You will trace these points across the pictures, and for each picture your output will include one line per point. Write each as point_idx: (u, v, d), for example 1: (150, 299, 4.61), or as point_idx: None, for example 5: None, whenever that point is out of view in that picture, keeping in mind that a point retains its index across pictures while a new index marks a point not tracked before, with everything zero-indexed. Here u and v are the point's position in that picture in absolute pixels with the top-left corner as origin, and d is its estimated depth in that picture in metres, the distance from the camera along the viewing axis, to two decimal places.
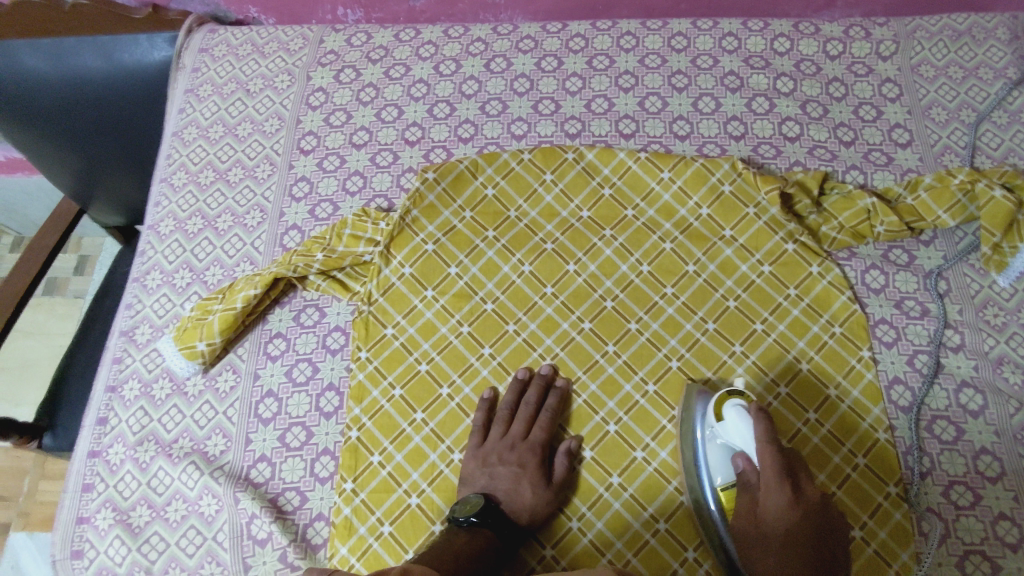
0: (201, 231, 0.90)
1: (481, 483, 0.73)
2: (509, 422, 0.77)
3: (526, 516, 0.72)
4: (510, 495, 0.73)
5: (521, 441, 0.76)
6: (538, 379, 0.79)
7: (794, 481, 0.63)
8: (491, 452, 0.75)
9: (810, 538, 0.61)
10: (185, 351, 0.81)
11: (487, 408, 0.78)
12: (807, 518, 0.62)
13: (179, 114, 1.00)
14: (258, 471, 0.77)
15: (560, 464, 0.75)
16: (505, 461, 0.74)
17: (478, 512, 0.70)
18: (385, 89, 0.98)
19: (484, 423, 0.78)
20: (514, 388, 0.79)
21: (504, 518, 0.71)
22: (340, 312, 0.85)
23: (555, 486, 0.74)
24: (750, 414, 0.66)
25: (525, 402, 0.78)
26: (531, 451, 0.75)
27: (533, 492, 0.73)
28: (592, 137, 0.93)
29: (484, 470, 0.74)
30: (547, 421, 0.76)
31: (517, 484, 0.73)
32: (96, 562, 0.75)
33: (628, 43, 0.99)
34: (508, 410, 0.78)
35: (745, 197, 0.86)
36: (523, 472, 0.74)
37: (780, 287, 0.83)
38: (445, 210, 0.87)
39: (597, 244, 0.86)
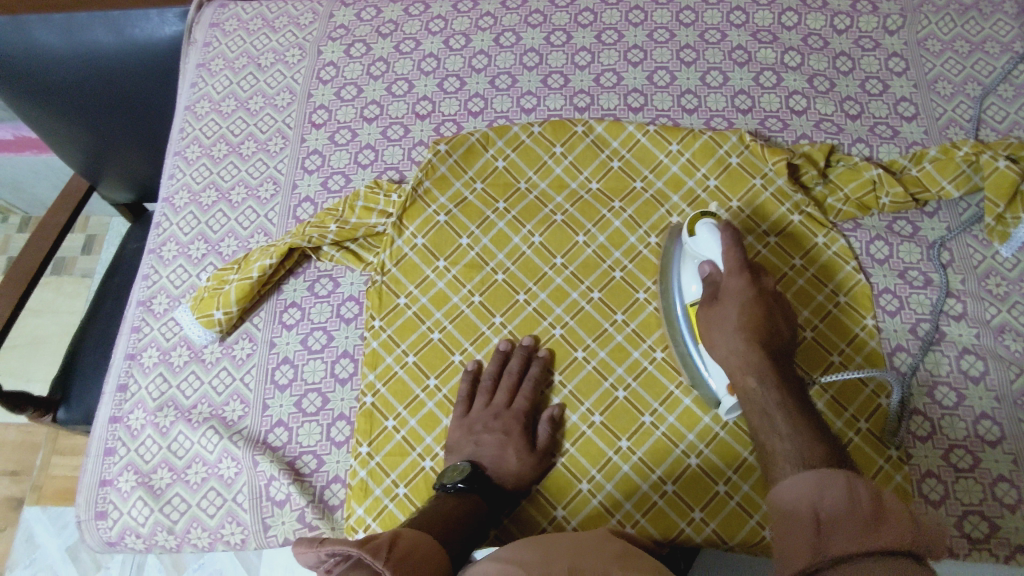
0: (215, 203, 0.92)
1: (467, 451, 0.75)
2: (493, 392, 0.79)
3: (512, 481, 0.74)
4: (495, 461, 0.74)
5: (505, 410, 0.77)
6: (519, 350, 0.81)
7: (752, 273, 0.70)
8: (476, 421, 0.77)
9: (763, 323, 0.68)
10: (202, 320, 0.83)
11: (472, 378, 0.80)
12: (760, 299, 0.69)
13: (191, 88, 1.00)
14: (276, 435, 0.79)
15: (543, 431, 0.77)
16: (490, 429, 0.76)
17: (465, 479, 0.72)
18: (395, 63, 0.99)
19: (469, 393, 0.79)
20: (497, 358, 0.80)
21: (491, 484, 0.73)
22: (353, 282, 0.86)
23: (539, 452, 0.76)
24: (719, 227, 0.73)
25: (508, 372, 0.79)
26: (515, 418, 0.77)
27: (517, 458, 0.74)
28: (601, 110, 0.94)
29: (469, 439, 0.76)
30: (530, 389, 0.78)
31: (502, 451, 0.75)
32: (119, 522, 0.77)
33: (636, 18, 1.00)
34: (491, 381, 0.79)
35: (752, 169, 0.87)
36: (508, 439, 0.75)
37: (786, 257, 0.84)
38: (457, 181, 0.88)
39: (606, 216, 0.87)
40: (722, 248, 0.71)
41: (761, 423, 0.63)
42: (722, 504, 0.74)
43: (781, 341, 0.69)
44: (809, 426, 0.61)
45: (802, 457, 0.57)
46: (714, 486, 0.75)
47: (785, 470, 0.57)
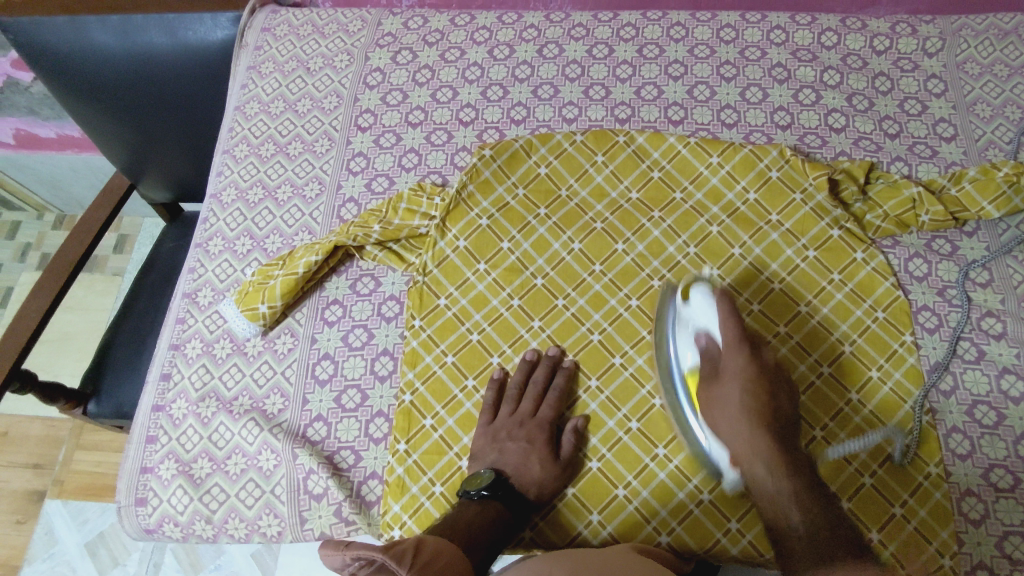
0: (262, 201, 0.94)
1: (491, 459, 0.75)
2: (518, 401, 0.79)
3: (535, 490, 0.74)
4: (518, 470, 0.75)
5: (529, 419, 0.78)
6: (546, 360, 0.81)
7: (751, 348, 0.73)
8: (500, 429, 0.78)
9: (767, 405, 0.70)
10: (247, 313, 0.84)
11: (497, 386, 0.80)
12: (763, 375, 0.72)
13: (241, 89, 1.03)
14: (315, 430, 0.80)
15: (567, 442, 0.77)
16: (515, 437, 0.77)
17: (488, 486, 0.72)
18: (440, 71, 1.01)
19: (494, 401, 0.80)
20: (524, 369, 0.81)
21: (514, 493, 0.73)
22: (395, 281, 0.88)
23: (562, 461, 0.76)
24: (717, 295, 0.75)
25: (533, 381, 0.80)
26: (539, 428, 0.77)
27: (541, 467, 0.75)
28: (642, 122, 0.96)
29: (493, 446, 0.76)
30: (555, 398, 0.79)
31: (526, 459, 0.75)
32: (159, 510, 0.78)
33: (677, 34, 1.02)
34: (517, 389, 0.80)
35: (792, 183, 0.88)
36: (531, 447, 0.76)
37: (824, 271, 0.85)
38: (499, 186, 0.90)
39: (646, 225, 0.88)
40: (720, 320, 0.74)
41: (772, 512, 0.66)
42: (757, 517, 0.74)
43: (785, 418, 0.71)
44: (816, 504, 0.65)
45: (815, 539, 0.62)
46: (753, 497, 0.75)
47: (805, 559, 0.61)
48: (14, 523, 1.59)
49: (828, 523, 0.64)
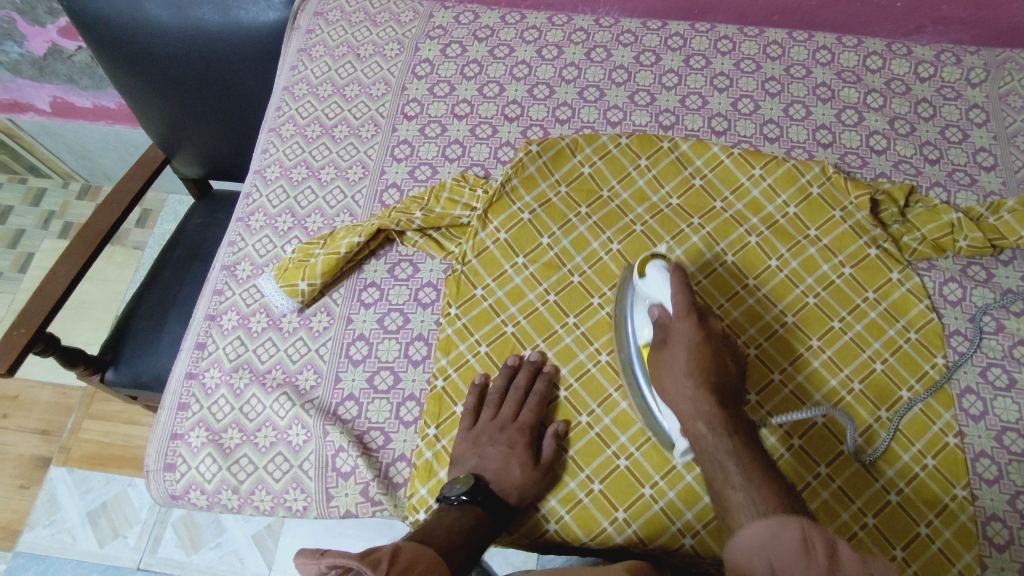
0: (305, 180, 0.95)
1: (471, 463, 0.74)
2: (499, 406, 0.79)
3: (515, 495, 0.73)
4: (499, 474, 0.73)
5: (511, 423, 0.77)
6: (527, 365, 0.81)
7: (700, 316, 0.70)
8: (481, 434, 0.76)
9: (711, 365, 0.68)
10: (286, 289, 0.85)
11: (477, 393, 0.79)
12: (709, 345, 0.69)
13: (291, 70, 1.04)
14: (346, 408, 0.80)
15: (548, 446, 0.76)
16: (495, 442, 0.75)
17: (468, 491, 0.70)
18: (489, 67, 1.02)
19: (474, 406, 0.79)
20: (505, 374, 0.80)
21: (495, 498, 0.71)
22: (433, 269, 0.88)
23: (542, 467, 0.75)
24: (670, 269, 0.72)
25: (514, 387, 0.79)
26: (520, 432, 0.76)
27: (522, 471, 0.74)
28: (685, 130, 0.97)
29: (474, 451, 0.75)
30: (536, 403, 0.78)
31: (507, 463, 0.74)
32: (186, 476, 0.79)
33: (725, 47, 1.04)
34: (497, 394, 0.79)
35: (833, 200, 0.89)
36: (512, 452, 0.75)
37: (859, 289, 0.86)
38: (543, 182, 0.90)
39: (685, 231, 0.89)
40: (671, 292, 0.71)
41: (710, 470, 0.64)
42: None
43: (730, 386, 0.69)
44: (759, 472, 0.62)
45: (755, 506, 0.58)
46: None
47: (739, 515, 0.59)
48: (17, 487, 1.59)
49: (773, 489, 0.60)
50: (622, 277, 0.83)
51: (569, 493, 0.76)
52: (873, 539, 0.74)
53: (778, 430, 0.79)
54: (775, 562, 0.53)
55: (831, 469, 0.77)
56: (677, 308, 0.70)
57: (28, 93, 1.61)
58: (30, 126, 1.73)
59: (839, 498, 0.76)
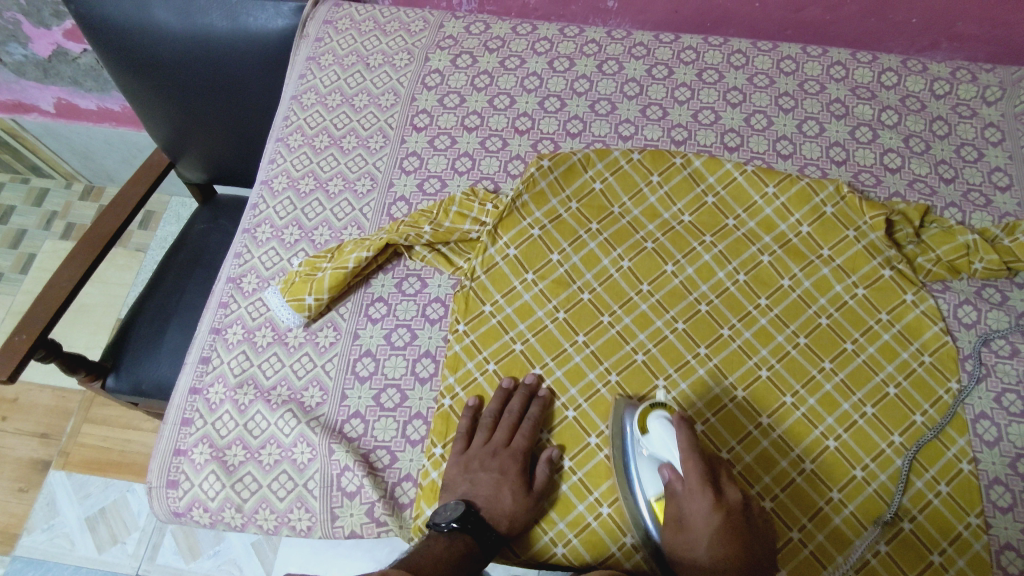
0: (313, 191, 0.94)
1: (462, 489, 0.74)
2: (493, 430, 0.78)
3: (505, 523, 0.72)
4: (489, 502, 0.73)
5: (503, 448, 0.76)
6: (522, 388, 0.80)
7: (716, 485, 0.66)
8: (474, 459, 0.76)
9: (734, 544, 0.64)
10: (292, 303, 0.83)
11: (471, 416, 0.78)
12: (730, 518, 0.64)
13: (299, 79, 1.03)
14: (352, 426, 0.79)
15: (541, 473, 0.75)
16: (487, 468, 0.75)
17: (458, 518, 0.70)
18: (500, 78, 1.01)
19: (468, 429, 0.78)
20: (499, 397, 0.79)
21: (485, 525, 0.71)
22: (441, 284, 0.87)
23: (535, 494, 0.74)
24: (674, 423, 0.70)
25: (509, 411, 0.78)
26: (513, 458, 0.75)
27: (513, 498, 0.73)
28: (698, 146, 0.96)
29: (465, 477, 0.74)
30: (529, 427, 0.77)
31: (498, 490, 0.73)
32: (189, 493, 0.77)
33: (738, 61, 1.03)
34: (491, 418, 0.78)
35: (847, 220, 0.88)
36: (503, 479, 0.74)
37: (873, 310, 0.84)
38: (554, 197, 0.89)
39: (697, 249, 0.88)
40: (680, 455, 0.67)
41: None
42: (795, 552, 0.74)
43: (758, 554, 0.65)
44: None
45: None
46: (787, 532, 0.74)
47: None
48: (16, 491, 1.58)
49: None
50: (615, 407, 0.78)
51: (577, 516, 0.75)
52: (886, 568, 0.72)
53: (790, 453, 0.78)
54: None
55: (843, 494, 0.76)
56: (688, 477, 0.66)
57: (32, 94, 1.60)
58: (33, 127, 1.72)
59: (851, 525, 0.75)
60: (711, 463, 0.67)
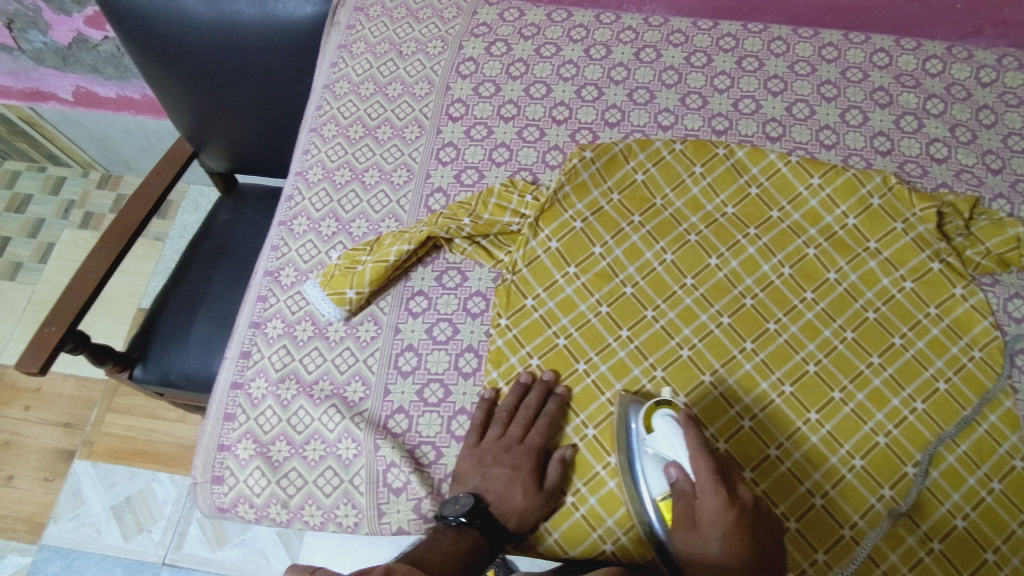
0: (349, 182, 0.92)
1: (474, 483, 0.73)
2: (507, 424, 0.77)
3: (515, 520, 0.72)
4: (500, 497, 0.73)
5: (517, 444, 0.75)
6: (539, 385, 0.79)
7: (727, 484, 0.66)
8: (487, 452, 0.75)
9: (748, 544, 0.63)
10: (333, 297, 0.82)
11: (487, 407, 0.78)
12: (741, 518, 0.64)
13: (331, 67, 1.01)
14: (396, 422, 0.78)
15: (553, 471, 0.74)
16: (500, 463, 0.74)
17: (467, 513, 0.70)
18: (535, 66, 0.99)
19: (482, 421, 0.77)
20: (516, 391, 0.78)
21: (493, 521, 0.71)
22: (482, 277, 0.86)
23: (546, 492, 0.73)
24: (681, 424, 0.69)
25: (524, 405, 0.77)
26: (526, 454, 0.75)
27: (524, 495, 0.72)
28: (739, 136, 0.94)
29: (478, 470, 0.74)
30: (545, 425, 0.76)
31: (509, 487, 0.73)
32: (235, 489, 0.77)
33: (778, 48, 1.00)
34: (507, 412, 0.77)
35: (894, 212, 0.86)
36: (516, 475, 0.73)
37: (921, 304, 0.83)
38: (595, 189, 0.88)
39: (741, 241, 0.86)
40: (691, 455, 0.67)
41: None
42: (846, 548, 0.74)
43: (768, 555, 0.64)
44: None
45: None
46: (839, 528, 0.74)
47: None
48: (42, 480, 1.59)
49: None
50: (618, 414, 0.77)
51: (626, 514, 0.74)
52: (939, 566, 0.72)
53: (840, 450, 0.77)
54: None
55: (894, 491, 0.75)
56: (699, 476, 0.66)
57: (50, 82, 1.58)
58: (52, 116, 1.71)
59: (903, 522, 0.74)
60: (719, 465, 0.67)
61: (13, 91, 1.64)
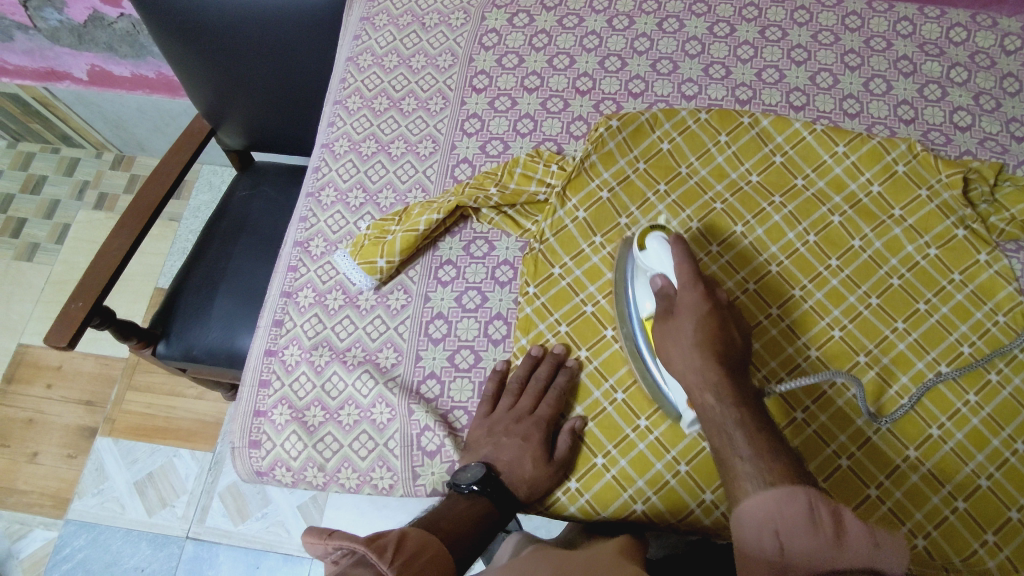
0: (375, 154, 0.93)
1: (485, 452, 0.74)
2: (518, 395, 0.78)
3: (524, 489, 0.73)
4: (510, 467, 0.73)
5: (527, 415, 0.76)
6: (550, 357, 0.79)
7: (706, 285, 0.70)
8: (498, 423, 0.76)
9: (719, 335, 0.68)
10: (365, 266, 0.84)
11: (498, 379, 0.79)
12: (716, 313, 0.69)
13: (354, 40, 1.02)
14: (428, 387, 0.80)
15: (562, 442, 0.75)
16: (511, 433, 0.75)
17: (478, 481, 0.71)
18: (558, 37, 0.99)
19: (494, 394, 0.79)
20: (527, 363, 0.79)
21: (504, 490, 0.72)
22: (509, 247, 0.87)
23: (556, 463, 0.74)
24: (670, 240, 0.73)
25: (535, 377, 0.78)
26: (537, 425, 0.75)
27: (534, 466, 0.74)
28: (763, 105, 0.94)
29: (489, 440, 0.75)
30: (555, 397, 0.77)
31: (520, 457, 0.74)
32: (272, 453, 0.79)
33: (802, 17, 1.00)
34: (518, 383, 0.78)
35: (919, 179, 0.87)
36: (526, 446, 0.74)
37: (945, 270, 0.84)
38: (621, 158, 0.88)
39: (767, 209, 0.87)
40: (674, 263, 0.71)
41: (715, 440, 0.63)
42: (873, 508, 0.75)
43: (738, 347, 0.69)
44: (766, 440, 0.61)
45: (762, 478, 0.57)
46: (865, 488, 0.76)
47: (746, 489, 0.57)
48: (65, 456, 1.61)
49: (780, 453, 0.60)
50: (620, 254, 0.82)
51: (656, 475, 0.76)
52: (964, 525, 0.74)
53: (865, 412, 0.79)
54: (781, 530, 0.53)
55: (920, 453, 0.77)
56: (681, 277, 0.70)
57: (65, 61, 1.58)
58: (66, 96, 1.71)
59: (928, 483, 0.76)
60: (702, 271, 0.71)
61: (27, 72, 1.64)
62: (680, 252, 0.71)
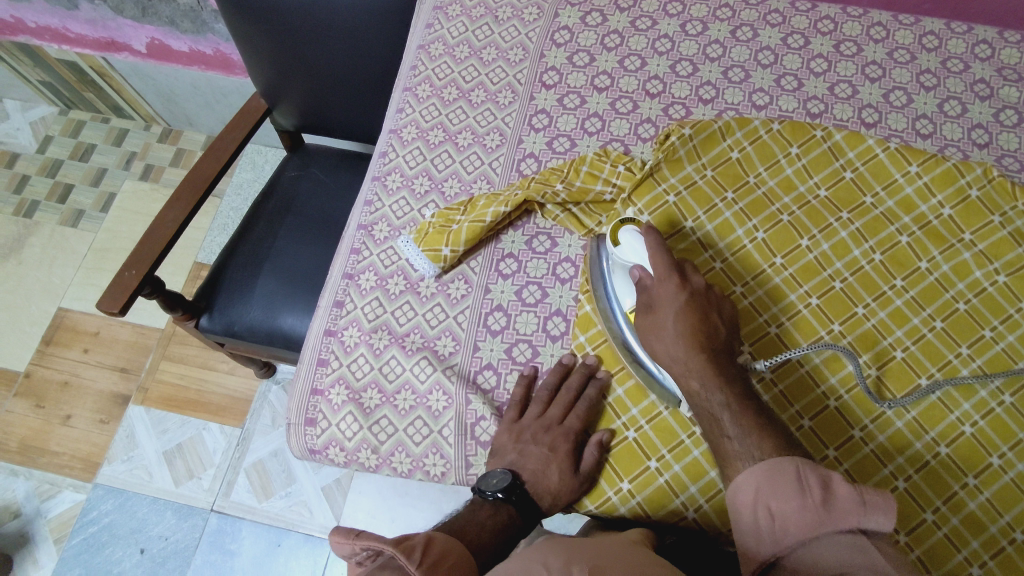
0: (442, 143, 0.94)
1: (510, 458, 0.74)
2: (547, 404, 0.78)
3: (548, 499, 0.73)
4: (535, 476, 0.73)
5: (556, 424, 0.76)
6: (581, 367, 0.79)
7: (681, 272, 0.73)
8: (526, 430, 0.76)
9: (700, 323, 0.71)
10: (429, 254, 0.84)
11: (526, 385, 0.79)
12: (693, 300, 0.72)
13: (427, 28, 1.03)
14: (485, 378, 0.81)
15: (589, 455, 0.75)
16: (538, 441, 0.75)
17: (503, 489, 0.71)
18: (630, 38, 0.99)
19: (522, 399, 0.79)
20: (558, 371, 0.79)
21: (528, 498, 0.72)
22: (572, 245, 0.87)
23: (581, 475, 0.74)
24: (643, 232, 0.75)
25: (565, 388, 0.78)
26: (564, 437, 0.75)
27: (559, 477, 0.73)
28: (834, 120, 0.93)
29: (515, 446, 0.75)
30: (585, 409, 0.76)
31: (545, 466, 0.74)
32: (327, 432, 0.81)
33: (878, 34, 0.99)
34: (548, 392, 0.78)
35: (992, 205, 0.86)
36: (553, 456, 0.74)
37: (1013, 298, 0.82)
38: (689, 164, 0.88)
39: (834, 225, 0.86)
40: (650, 254, 0.73)
41: (709, 426, 0.67)
42: (930, 533, 0.74)
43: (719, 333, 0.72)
44: (750, 415, 0.66)
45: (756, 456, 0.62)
46: (921, 513, 0.75)
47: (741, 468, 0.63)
48: (97, 421, 1.63)
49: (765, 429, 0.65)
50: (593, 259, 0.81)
51: (708, 483, 0.74)
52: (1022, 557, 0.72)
53: (924, 435, 0.78)
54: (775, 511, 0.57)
55: (979, 480, 0.76)
56: (658, 270, 0.73)
57: (125, 33, 1.60)
58: (122, 66, 1.73)
59: (986, 512, 0.74)
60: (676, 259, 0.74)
61: (87, 40, 1.66)
62: (655, 243, 0.74)
